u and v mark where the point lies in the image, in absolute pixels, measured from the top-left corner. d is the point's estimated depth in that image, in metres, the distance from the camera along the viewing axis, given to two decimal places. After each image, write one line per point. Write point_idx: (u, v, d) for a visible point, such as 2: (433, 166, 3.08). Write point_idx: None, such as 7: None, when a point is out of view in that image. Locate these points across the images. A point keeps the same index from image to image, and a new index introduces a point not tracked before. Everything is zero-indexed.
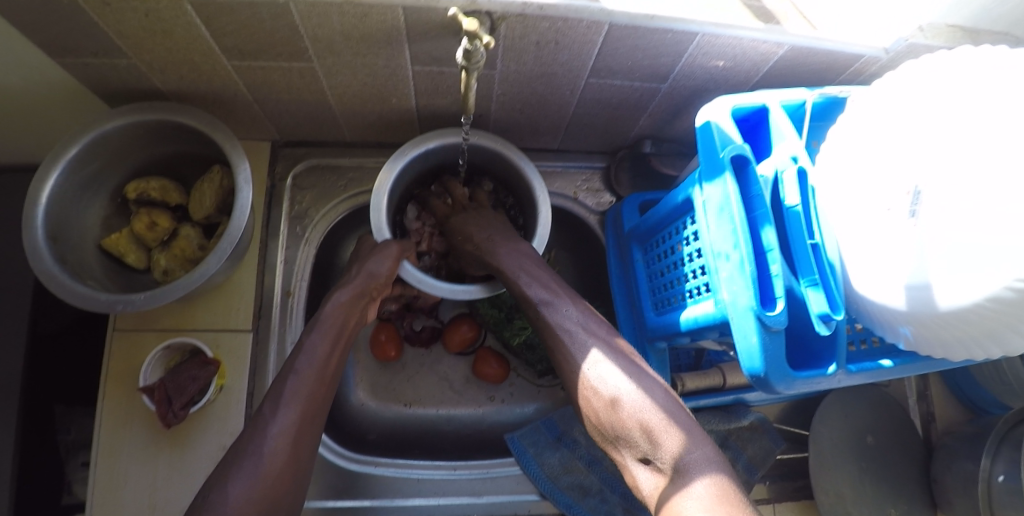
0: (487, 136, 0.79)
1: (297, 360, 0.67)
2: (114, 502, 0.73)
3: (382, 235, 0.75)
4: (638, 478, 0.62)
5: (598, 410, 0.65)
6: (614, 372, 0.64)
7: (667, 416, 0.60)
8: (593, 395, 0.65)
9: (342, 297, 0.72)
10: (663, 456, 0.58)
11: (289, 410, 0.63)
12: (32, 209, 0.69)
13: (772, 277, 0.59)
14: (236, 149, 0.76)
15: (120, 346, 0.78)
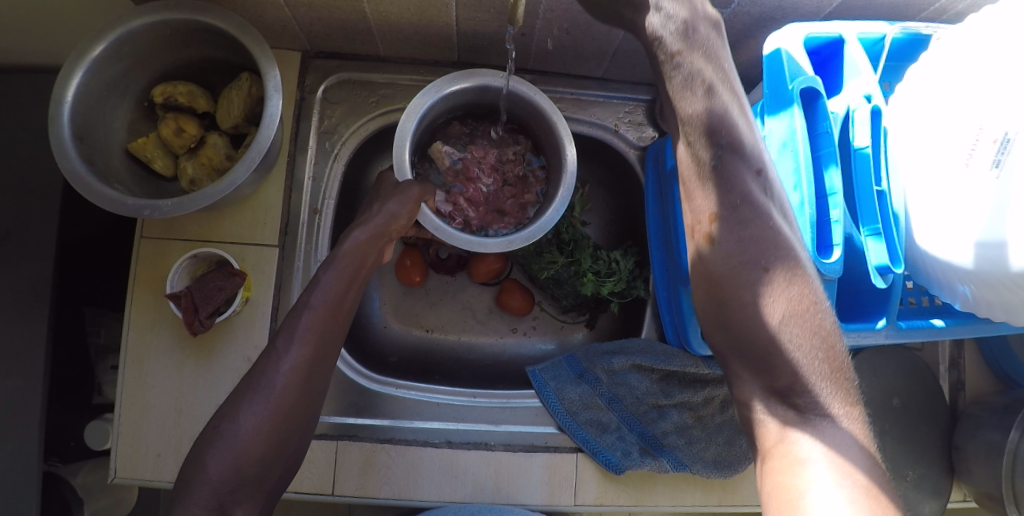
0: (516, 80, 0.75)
1: (310, 297, 0.65)
2: (140, 403, 0.75)
3: (404, 175, 0.73)
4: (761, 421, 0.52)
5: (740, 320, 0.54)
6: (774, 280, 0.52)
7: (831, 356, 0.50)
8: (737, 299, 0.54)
9: (360, 236, 0.69)
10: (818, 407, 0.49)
11: (302, 346, 0.62)
12: (58, 106, 0.66)
13: (830, 222, 0.56)
14: (266, 55, 0.71)
15: (148, 253, 0.77)
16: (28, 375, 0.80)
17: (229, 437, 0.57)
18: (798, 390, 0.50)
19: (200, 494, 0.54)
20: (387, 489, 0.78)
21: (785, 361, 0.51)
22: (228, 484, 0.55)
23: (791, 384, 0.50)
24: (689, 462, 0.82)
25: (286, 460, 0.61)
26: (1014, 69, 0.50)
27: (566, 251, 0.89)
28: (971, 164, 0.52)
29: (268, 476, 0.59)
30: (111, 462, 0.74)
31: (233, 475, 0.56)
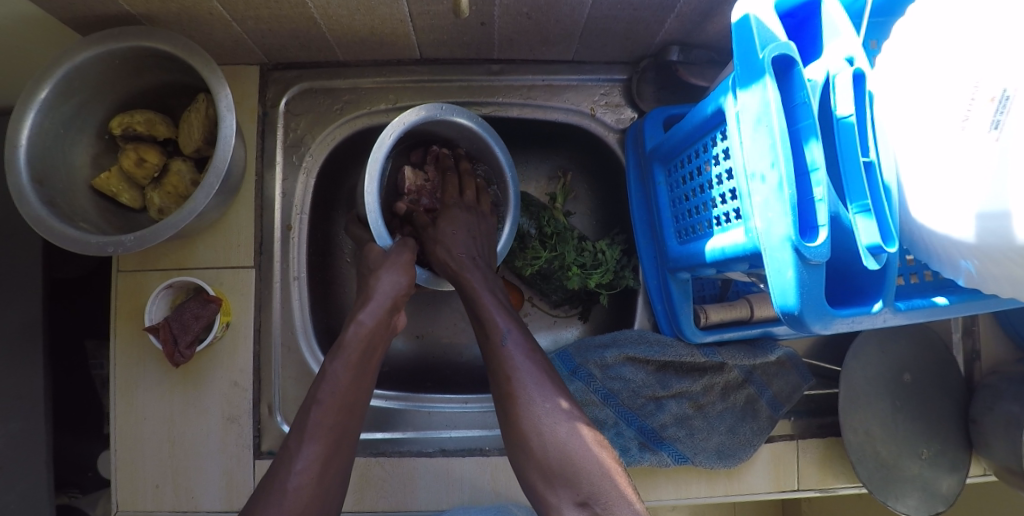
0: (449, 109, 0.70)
1: (319, 390, 0.63)
2: (134, 436, 0.75)
3: (385, 241, 0.71)
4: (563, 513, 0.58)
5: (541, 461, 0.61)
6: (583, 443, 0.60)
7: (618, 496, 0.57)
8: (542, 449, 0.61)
9: (366, 320, 0.66)
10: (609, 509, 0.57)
11: (314, 443, 0.60)
12: (13, 151, 0.65)
13: (814, 202, 0.50)
14: (216, 74, 0.69)
15: (125, 285, 0.77)
16: (28, 415, 0.81)
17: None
18: (596, 498, 0.58)
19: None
20: (384, 502, 0.78)
21: (588, 490, 0.58)
22: None
23: (591, 494, 0.58)
24: (691, 454, 0.80)
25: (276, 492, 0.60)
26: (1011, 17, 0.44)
27: (549, 244, 0.86)
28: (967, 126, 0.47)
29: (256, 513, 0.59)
30: (112, 495, 0.75)
31: None
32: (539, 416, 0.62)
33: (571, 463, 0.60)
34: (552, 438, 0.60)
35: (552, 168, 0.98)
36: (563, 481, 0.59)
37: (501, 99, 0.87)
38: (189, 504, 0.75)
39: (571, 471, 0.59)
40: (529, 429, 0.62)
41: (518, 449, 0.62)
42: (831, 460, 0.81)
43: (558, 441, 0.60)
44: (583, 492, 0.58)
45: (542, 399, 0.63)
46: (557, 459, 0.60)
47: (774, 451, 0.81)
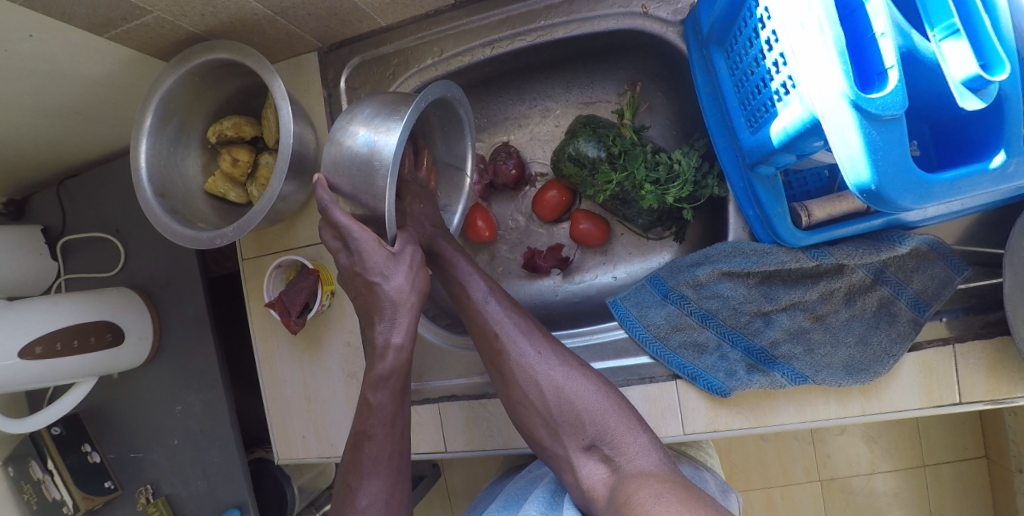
0: (452, 90, 0.67)
1: (371, 425, 0.67)
2: (281, 397, 0.89)
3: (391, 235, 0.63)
4: (580, 473, 0.64)
5: (535, 412, 0.67)
6: (570, 384, 0.66)
7: (619, 420, 0.64)
8: (532, 402, 0.67)
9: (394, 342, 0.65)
10: (616, 448, 0.62)
11: (374, 477, 0.67)
12: (137, 174, 0.78)
13: (876, 39, 0.40)
14: (267, 68, 0.74)
15: (252, 270, 0.90)
16: (212, 387, 1.00)
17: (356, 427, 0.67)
18: (602, 441, 0.64)
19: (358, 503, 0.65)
20: (493, 440, 0.82)
21: (593, 432, 0.64)
22: None
23: (597, 437, 0.64)
24: (812, 372, 0.70)
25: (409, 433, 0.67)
26: None
27: (619, 166, 0.81)
28: None
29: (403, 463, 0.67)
30: (274, 446, 0.91)
31: None
32: (529, 366, 0.68)
33: (570, 405, 0.65)
34: (548, 383, 0.66)
35: (619, 82, 0.90)
36: (568, 424, 0.66)
37: (545, 22, 0.80)
38: (331, 450, 0.88)
39: (574, 416, 0.65)
40: (525, 380, 0.67)
41: (519, 401, 0.68)
42: (1005, 366, 0.65)
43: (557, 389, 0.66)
44: (588, 436, 0.64)
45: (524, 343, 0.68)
46: (556, 403, 0.66)
47: (922, 361, 0.68)
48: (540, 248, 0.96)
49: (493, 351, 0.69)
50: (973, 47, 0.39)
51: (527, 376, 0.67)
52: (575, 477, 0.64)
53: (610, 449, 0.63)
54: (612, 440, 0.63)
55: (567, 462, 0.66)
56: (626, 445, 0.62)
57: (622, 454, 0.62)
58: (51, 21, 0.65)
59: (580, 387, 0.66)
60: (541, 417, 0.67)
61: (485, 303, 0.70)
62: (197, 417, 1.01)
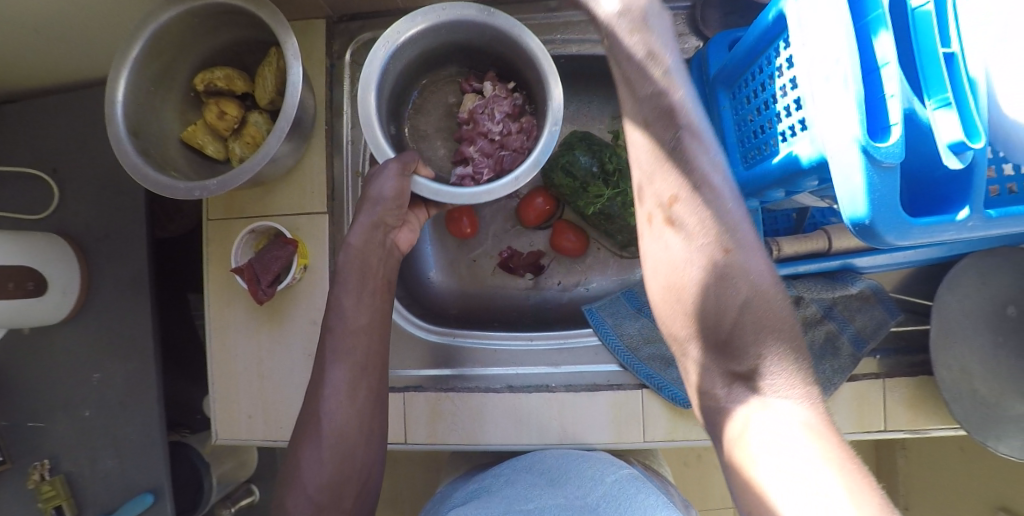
0: (502, 19, 0.70)
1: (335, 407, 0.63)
2: (229, 371, 0.83)
3: (384, 153, 0.70)
4: (717, 393, 0.50)
5: (670, 318, 0.53)
6: (727, 282, 0.49)
7: (779, 338, 0.48)
8: (671, 307, 0.52)
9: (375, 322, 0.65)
10: (769, 385, 0.47)
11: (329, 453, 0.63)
12: (111, 107, 0.71)
13: (885, 99, 0.47)
14: (282, 24, 0.71)
15: (215, 232, 0.83)
16: (142, 356, 0.91)
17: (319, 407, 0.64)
18: (755, 371, 0.48)
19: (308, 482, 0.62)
20: (455, 436, 0.81)
21: (738, 354, 0.49)
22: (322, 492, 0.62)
23: (750, 367, 0.48)
24: None
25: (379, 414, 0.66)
26: None
27: (612, 183, 0.85)
28: None
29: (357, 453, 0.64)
30: (212, 424, 0.84)
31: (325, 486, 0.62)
32: (656, 179, 0.52)
33: (709, 244, 0.50)
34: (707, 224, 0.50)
35: (616, 106, 0.96)
36: (713, 343, 0.50)
37: (559, 37, 0.85)
38: (278, 433, 0.82)
39: (707, 292, 0.50)
40: (663, 283, 0.52)
41: (667, 301, 0.53)
42: (923, 401, 0.75)
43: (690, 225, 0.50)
44: (730, 355, 0.50)
45: (664, 134, 0.52)
46: (726, 287, 0.49)
47: (857, 389, 0.76)
48: (517, 250, 0.98)
49: (643, 224, 0.54)
50: (959, 119, 0.46)
51: (768, 270, 0.51)
52: (706, 391, 0.52)
53: (750, 356, 0.48)
54: (754, 356, 0.48)
55: (695, 372, 0.52)
56: (758, 361, 0.48)
57: (787, 371, 0.47)
58: None
59: (702, 213, 0.50)
60: (679, 324, 0.52)
61: (642, 174, 0.53)
62: (117, 387, 0.91)
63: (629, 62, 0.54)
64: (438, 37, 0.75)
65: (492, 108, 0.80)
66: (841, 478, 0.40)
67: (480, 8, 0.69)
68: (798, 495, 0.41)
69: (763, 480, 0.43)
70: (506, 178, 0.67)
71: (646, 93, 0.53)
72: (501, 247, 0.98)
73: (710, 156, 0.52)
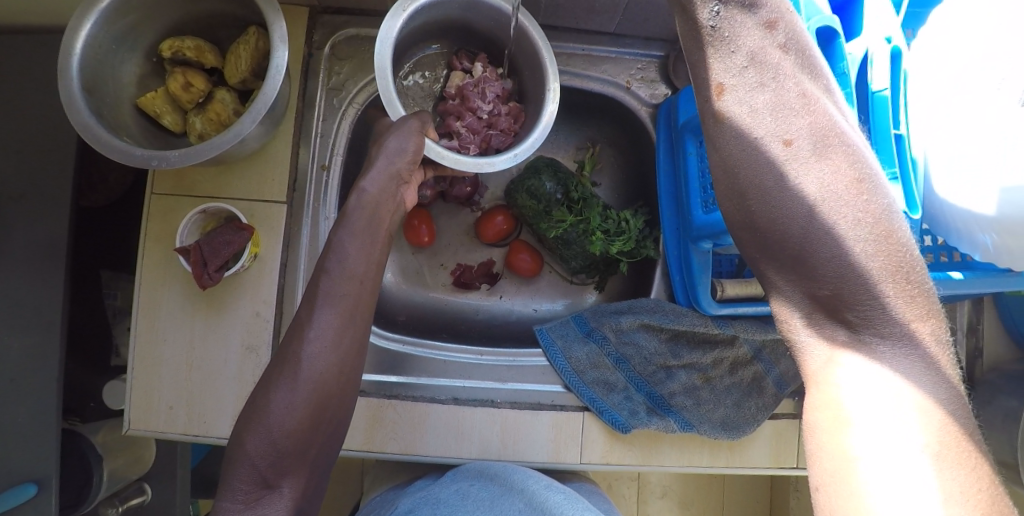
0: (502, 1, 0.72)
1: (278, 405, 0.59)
2: (154, 357, 0.77)
3: (396, 113, 0.70)
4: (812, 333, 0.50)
5: (756, 226, 0.53)
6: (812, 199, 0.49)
7: (862, 276, 0.47)
8: (762, 218, 0.52)
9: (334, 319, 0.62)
10: (859, 325, 0.47)
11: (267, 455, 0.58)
12: (66, 58, 0.66)
13: None
14: (273, 7, 0.70)
15: (158, 207, 0.78)
16: (46, 332, 0.82)
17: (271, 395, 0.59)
18: (849, 307, 0.48)
19: (243, 470, 0.57)
20: (394, 444, 0.79)
21: (825, 282, 0.49)
22: (266, 458, 0.58)
23: (838, 303, 0.48)
24: (697, 422, 0.81)
25: (334, 412, 0.63)
26: None
27: (575, 210, 0.87)
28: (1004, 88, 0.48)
29: (310, 447, 0.61)
30: (125, 413, 0.77)
31: (268, 451, 0.58)
32: (753, 145, 0.52)
33: (830, 222, 0.48)
34: (835, 197, 0.48)
35: (582, 138, 1.00)
36: (795, 267, 0.50)
37: None
38: (200, 428, 0.77)
39: (802, 242, 0.50)
40: (748, 186, 0.52)
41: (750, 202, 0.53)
42: None
43: (817, 195, 0.49)
44: (822, 291, 0.49)
45: (743, 116, 0.53)
46: (813, 238, 0.49)
47: (777, 427, 0.83)
48: (470, 264, 0.98)
49: (720, 129, 0.54)
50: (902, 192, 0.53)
51: (868, 211, 0.48)
52: (797, 330, 0.51)
53: (869, 314, 0.47)
54: (876, 311, 0.46)
55: (787, 305, 0.52)
56: (891, 324, 0.46)
57: (875, 330, 0.46)
58: None
59: (810, 171, 0.50)
60: (768, 238, 0.52)
61: (733, 77, 0.53)
62: (11, 364, 0.81)
63: (689, 37, 0.55)
64: (444, 11, 0.77)
65: (482, 87, 0.80)
66: (931, 432, 0.41)
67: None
68: (871, 437, 0.43)
69: (847, 414, 0.45)
70: (508, 153, 0.71)
71: (715, 66, 0.54)
72: (455, 261, 0.99)
73: (801, 118, 0.51)
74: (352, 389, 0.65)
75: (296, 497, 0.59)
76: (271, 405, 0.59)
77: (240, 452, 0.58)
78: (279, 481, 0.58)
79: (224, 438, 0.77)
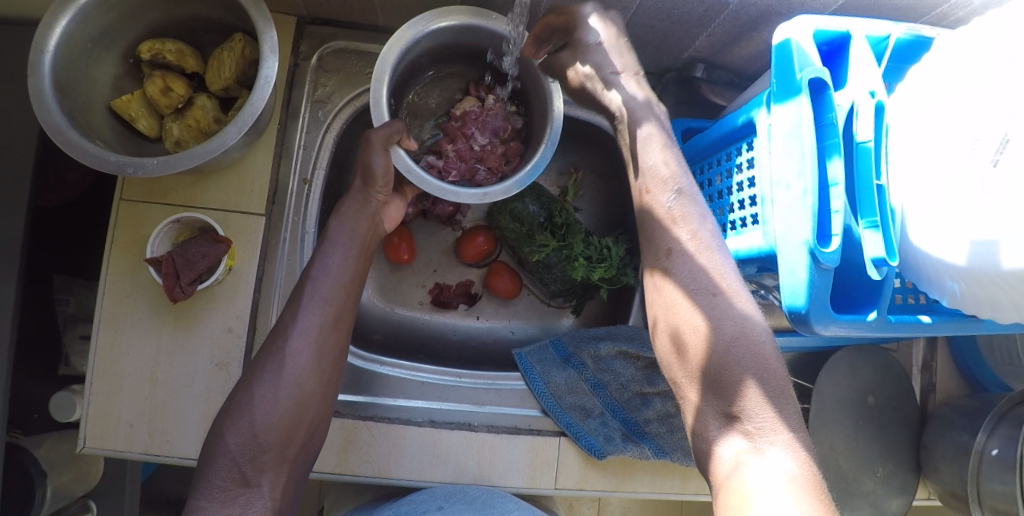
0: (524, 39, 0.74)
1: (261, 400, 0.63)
2: (115, 372, 0.73)
3: (379, 117, 0.71)
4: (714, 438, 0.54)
5: (676, 338, 0.59)
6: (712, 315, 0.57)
7: (763, 383, 0.53)
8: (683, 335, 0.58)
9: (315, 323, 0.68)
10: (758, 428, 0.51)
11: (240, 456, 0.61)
12: (38, 56, 0.63)
13: (831, 213, 0.55)
14: (263, 15, 0.68)
15: (126, 214, 0.74)
16: None
17: (266, 393, 0.64)
18: (747, 415, 0.52)
19: (223, 466, 0.60)
20: (367, 467, 0.77)
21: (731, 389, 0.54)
22: (246, 453, 0.61)
23: (738, 409, 0.53)
24: (670, 450, 0.81)
25: (318, 409, 0.67)
26: (1007, 78, 0.49)
27: (559, 235, 0.88)
28: (976, 149, 0.51)
29: (290, 446, 0.64)
30: (80, 430, 0.72)
31: (250, 446, 0.62)
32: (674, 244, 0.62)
33: (749, 343, 0.55)
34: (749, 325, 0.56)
35: (565, 163, 1.00)
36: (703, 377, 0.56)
37: None
38: (162, 448, 0.73)
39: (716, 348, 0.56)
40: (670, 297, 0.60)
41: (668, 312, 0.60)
42: None
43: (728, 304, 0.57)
44: (731, 400, 0.54)
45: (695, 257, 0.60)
46: (732, 358, 0.55)
47: None
48: (448, 282, 0.98)
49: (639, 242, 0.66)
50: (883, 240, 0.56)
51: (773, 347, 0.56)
52: (704, 436, 0.55)
53: (764, 424, 0.51)
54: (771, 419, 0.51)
55: (693, 407, 0.57)
56: (782, 429, 0.51)
57: (768, 434, 0.51)
58: None
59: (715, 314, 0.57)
60: (682, 348, 0.58)
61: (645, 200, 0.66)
62: None
63: (660, 177, 0.65)
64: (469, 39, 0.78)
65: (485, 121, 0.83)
66: (811, 504, 0.45)
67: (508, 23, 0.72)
68: (767, 509, 0.45)
69: (748, 491, 0.48)
70: (477, 189, 0.72)
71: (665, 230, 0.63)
72: (433, 280, 0.98)
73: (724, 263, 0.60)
74: (331, 397, 0.69)
75: (276, 496, 0.62)
76: (255, 401, 0.63)
77: (219, 447, 0.61)
78: (259, 479, 0.61)
79: (187, 459, 0.74)
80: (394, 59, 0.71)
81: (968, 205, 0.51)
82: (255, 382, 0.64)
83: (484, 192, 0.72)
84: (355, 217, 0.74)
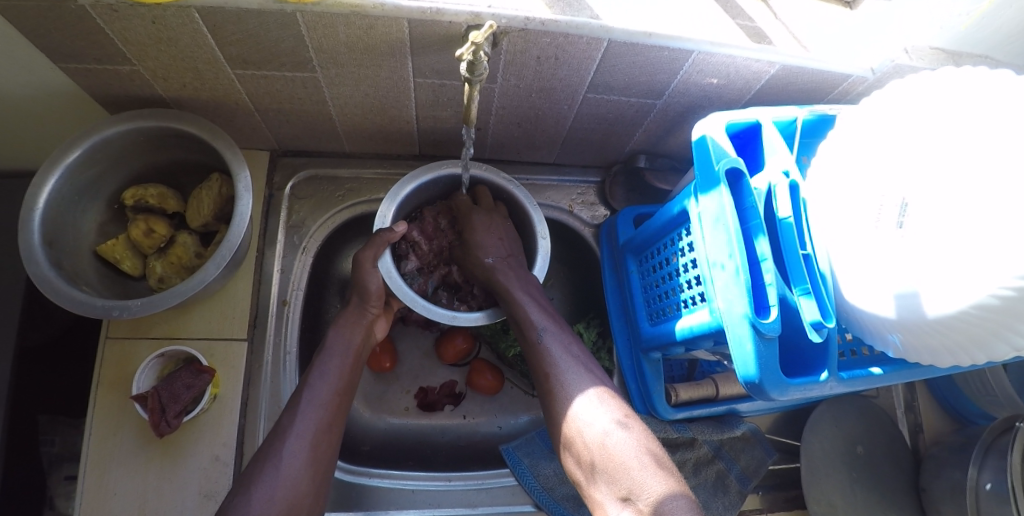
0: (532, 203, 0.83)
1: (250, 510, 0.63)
2: (102, 514, 0.72)
3: (383, 224, 0.78)
4: None
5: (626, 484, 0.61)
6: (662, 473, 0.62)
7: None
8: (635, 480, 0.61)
9: (297, 448, 0.67)
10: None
11: None
12: (28, 213, 0.69)
13: (765, 285, 0.60)
14: (236, 157, 0.75)
15: (113, 354, 0.77)
16: None
17: (246, 513, 0.62)
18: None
19: None
20: None
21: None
22: None
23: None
24: None
25: None
26: (898, 149, 0.56)
27: None
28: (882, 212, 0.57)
29: None
30: None
31: None
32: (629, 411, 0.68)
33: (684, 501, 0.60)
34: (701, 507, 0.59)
35: None
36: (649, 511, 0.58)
37: None
38: None
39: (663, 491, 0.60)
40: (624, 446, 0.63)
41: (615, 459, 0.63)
42: None
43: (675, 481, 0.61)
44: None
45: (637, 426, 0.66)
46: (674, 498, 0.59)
47: None
48: (432, 384, 1.00)
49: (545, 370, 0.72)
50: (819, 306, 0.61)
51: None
52: None
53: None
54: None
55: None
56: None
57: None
58: (16, 36, 0.61)
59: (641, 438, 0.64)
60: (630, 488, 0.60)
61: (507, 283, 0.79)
62: None
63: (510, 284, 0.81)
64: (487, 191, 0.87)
65: None
66: None
67: (462, 168, 0.81)
68: None
69: None
70: (447, 310, 0.77)
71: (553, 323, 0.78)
72: (417, 384, 0.99)
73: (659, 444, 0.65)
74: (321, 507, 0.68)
75: None
76: None
77: None
78: None
79: None
80: (408, 190, 0.80)
81: (885, 262, 0.56)
82: (246, 492, 0.64)
83: (450, 319, 0.76)
84: (338, 330, 0.78)
